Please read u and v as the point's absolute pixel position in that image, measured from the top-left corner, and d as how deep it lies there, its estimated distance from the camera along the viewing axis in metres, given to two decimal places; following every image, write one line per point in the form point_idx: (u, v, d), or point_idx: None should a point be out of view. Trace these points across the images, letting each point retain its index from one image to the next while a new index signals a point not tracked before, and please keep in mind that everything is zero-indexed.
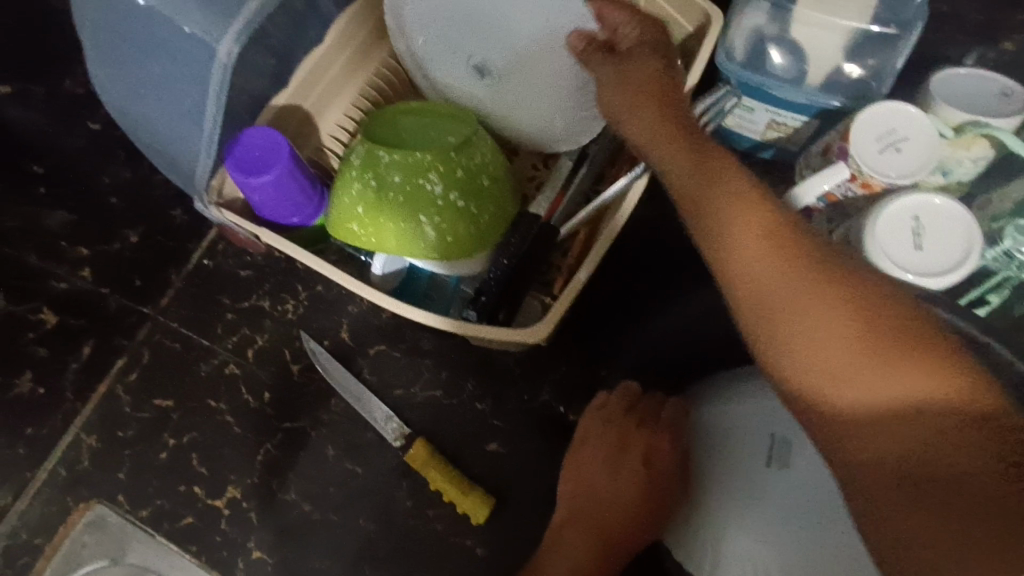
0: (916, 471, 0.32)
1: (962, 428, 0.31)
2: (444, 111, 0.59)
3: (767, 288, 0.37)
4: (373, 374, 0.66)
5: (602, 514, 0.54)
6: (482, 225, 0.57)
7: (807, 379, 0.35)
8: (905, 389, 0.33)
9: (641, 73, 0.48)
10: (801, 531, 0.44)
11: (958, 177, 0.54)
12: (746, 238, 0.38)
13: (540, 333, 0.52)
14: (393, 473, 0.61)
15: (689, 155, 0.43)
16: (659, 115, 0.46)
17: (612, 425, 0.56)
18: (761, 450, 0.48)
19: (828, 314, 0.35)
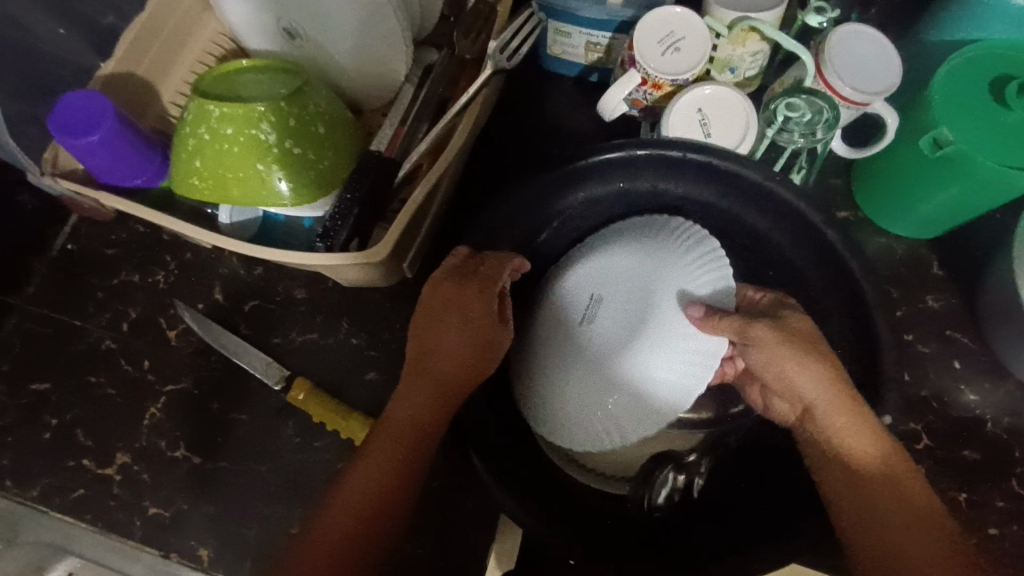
0: (886, 541, 0.43)
1: (920, 493, 0.45)
2: (276, 65, 0.59)
3: (865, 498, 0.45)
4: (249, 328, 0.68)
5: (440, 372, 0.53)
6: (322, 170, 0.58)
7: (884, 559, 0.43)
8: (896, 481, 0.45)
9: (811, 367, 0.47)
10: (611, 369, 0.52)
11: (743, 71, 0.62)
12: (852, 430, 0.46)
13: (380, 251, 0.57)
14: (278, 414, 0.64)
15: (852, 409, 0.46)
16: (843, 411, 0.46)
17: (450, 280, 0.52)
18: (580, 307, 0.55)
19: (902, 478, 0.45)
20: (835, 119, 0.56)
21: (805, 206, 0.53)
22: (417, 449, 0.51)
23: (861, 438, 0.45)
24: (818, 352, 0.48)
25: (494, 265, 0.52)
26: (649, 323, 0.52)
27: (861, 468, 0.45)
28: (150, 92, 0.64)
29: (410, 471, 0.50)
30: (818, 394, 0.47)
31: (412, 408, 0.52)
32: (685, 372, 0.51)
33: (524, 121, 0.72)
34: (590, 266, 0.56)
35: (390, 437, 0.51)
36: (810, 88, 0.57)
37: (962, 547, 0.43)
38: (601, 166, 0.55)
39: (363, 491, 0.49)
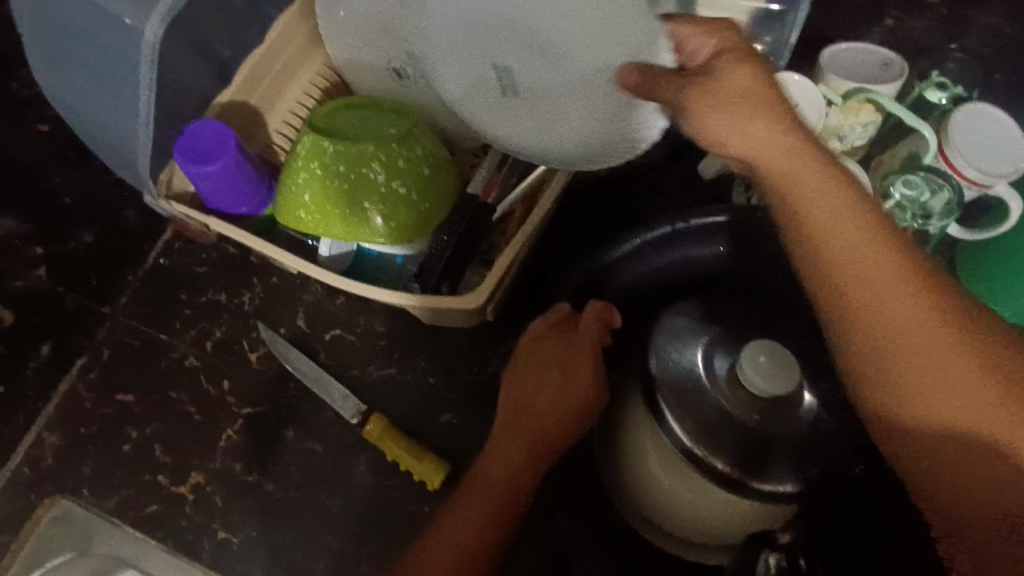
0: (895, 368, 0.41)
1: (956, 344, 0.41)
2: (385, 105, 0.60)
3: (909, 341, 0.41)
4: (329, 357, 0.68)
5: (535, 428, 0.52)
6: (422, 212, 0.59)
7: (942, 433, 0.41)
8: (925, 350, 0.41)
9: (793, 157, 0.43)
10: (542, 72, 0.60)
11: (852, 141, 0.59)
12: (887, 280, 0.41)
13: (479, 298, 0.56)
14: (352, 448, 0.64)
15: (870, 251, 0.42)
16: (874, 260, 0.42)
17: (550, 340, 0.53)
18: (494, 82, 0.61)
19: (927, 323, 0.41)
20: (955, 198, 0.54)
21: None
22: (510, 513, 0.50)
23: (865, 259, 0.42)
24: (842, 217, 0.43)
25: (592, 322, 0.52)
26: (545, 23, 0.58)
27: (867, 307, 0.42)
28: (259, 122, 0.66)
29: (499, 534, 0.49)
30: (840, 224, 0.43)
31: (507, 469, 0.51)
32: (585, 33, 0.57)
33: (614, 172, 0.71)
34: (449, 36, 0.60)
35: (483, 498, 0.50)
36: (931, 165, 0.56)
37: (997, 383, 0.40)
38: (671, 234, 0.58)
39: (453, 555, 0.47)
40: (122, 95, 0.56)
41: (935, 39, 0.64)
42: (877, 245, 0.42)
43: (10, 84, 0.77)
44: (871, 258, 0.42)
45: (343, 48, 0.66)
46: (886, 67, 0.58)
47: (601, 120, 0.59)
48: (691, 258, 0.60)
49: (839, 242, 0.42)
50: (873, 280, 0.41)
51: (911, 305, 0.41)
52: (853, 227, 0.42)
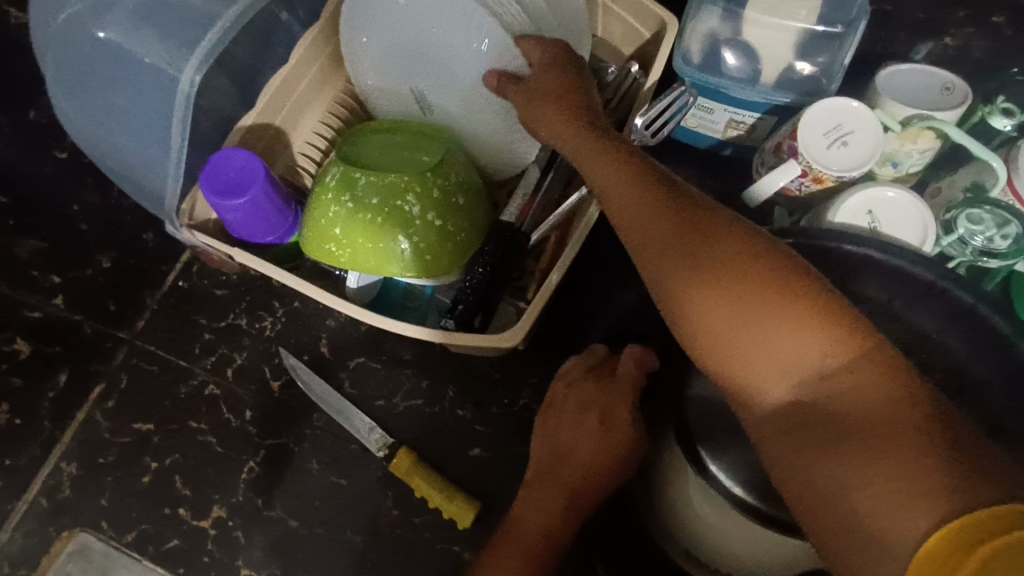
0: (703, 337, 0.40)
1: (740, 288, 0.39)
2: (418, 132, 0.58)
3: (697, 303, 0.40)
4: (353, 386, 0.66)
5: (571, 480, 0.50)
6: (458, 243, 0.56)
7: (755, 388, 0.38)
8: (713, 299, 0.39)
9: (599, 147, 0.48)
10: (449, 91, 0.61)
11: (907, 168, 0.57)
12: (663, 247, 0.42)
13: (516, 335, 0.53)
14: (378, 483, 0.62)
15: (655, 222, 0.43)
16: (657, 227, 0.42)
17: (586, 385, 0.52)
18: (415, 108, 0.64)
19: (706, 276, 0.40)
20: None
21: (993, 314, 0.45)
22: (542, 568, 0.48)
23: (649, 230, 0.43)
24: (630, 192, 0.45)
25: (629, 365, 0.50)
26: (437, 47, 0.59)
27: (665, 287, 0.41)
28: (282, 143, 0.63)
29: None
30: (632, 199, 0.44)
31: (540, 520, 0.49)
32: (467, 55, 0.58)
33: None
34: (367, 68, 0.62)
35: (516, 549, 0.48)
36: (997, 200, 0.52)
37: (800, 319, 0.37)
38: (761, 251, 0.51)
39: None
40: (150, 130, 0.54)
41: (993, 58, 0.62)
42: (647, 211, 0.43)
43: (25, 104, 0.75)
44: (654, 237, 0.42)
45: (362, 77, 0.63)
46: (948, 90, 0.55)
47: (501, 133, 0.63)
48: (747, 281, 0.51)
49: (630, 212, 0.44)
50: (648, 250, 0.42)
51: (692, 256, 0.40)
52: (632, 199, 0.44)
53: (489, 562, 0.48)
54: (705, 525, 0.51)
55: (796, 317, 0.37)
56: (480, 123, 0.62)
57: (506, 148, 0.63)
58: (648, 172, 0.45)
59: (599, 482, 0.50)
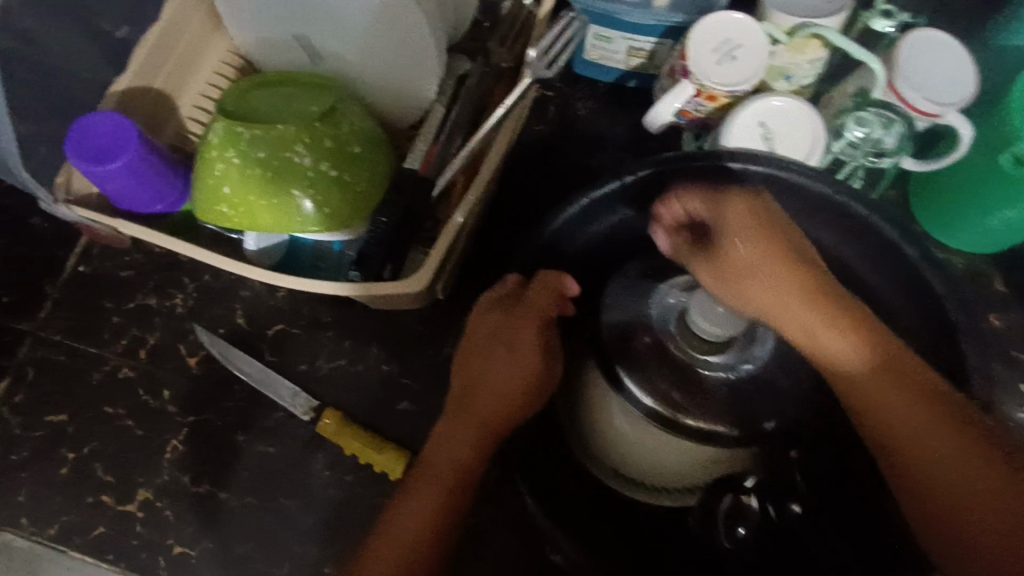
0: (896, 439, 0.41)
1: (876, 361, 0.42)
2: (307, 81, 0.55)
3: (897, 414, 0.41)
4: (274, 354, 0.65)
5: (483, 412, 0.51)
6: (359, 193, 0.54)
7: (939, 496, 0.40)
8: (890, 401, 0.41)
9: (743, 220, 0.45)
10: (330, 25, 0.58)
11: (798, 81, 0.57)
12: (836, 343, 0.43)
13: (420, 281, 0.53)
14: (307, 446, 0.61)
15: (806, 311, 0.43)
16: (823, 322, 0.43)
17: (498, 315, 0.51)
18: (304, 51, 0.60)
19: (894, 392, 0.41)
20: (907, 135, 0.53)
21: (878, 221, 0.50)
22: (462, 491, 0.49)
23: (803, 327, 0.43)
24: (786, 278, 0.44)
25: (540, 293, 0.49)
26: None
27: (846, 385, 0.43)
28: (167, 108, 0.60)
29: (453, 508, 0.48)
30: (783, 283, 0.44)
31: (459, 447, 0.50)
32: None
33: (542, 127, 0.69)
34: (240, 15, 0.59)
35: (436, 477, 0.49)
36: (881, 101, 0.53)
37: (967, 438, 0.40)
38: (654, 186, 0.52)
39: (411, 536, 0.47)
40: None
41: None
42: (806, 305, 0.43)
43: None
44: (799, 328, 0.44)
45: (241, 30, 0.60)
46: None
47: (393, 63, 0.59)
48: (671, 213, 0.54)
49: (777, 288, 0.44)
50: (824, 348, 0.43)
51: (855, 357, 0.42)
52: (789, 278, 0.44)
53: (411, 496, 0.49)
54: (627, 442, 0.52)
55: (957, 428, 0.40)
56: (378, 61, 0.59)
57: (404, 80, 0.60)
58: (808, 258, 0.45)
59: (510, 414, 0.50)
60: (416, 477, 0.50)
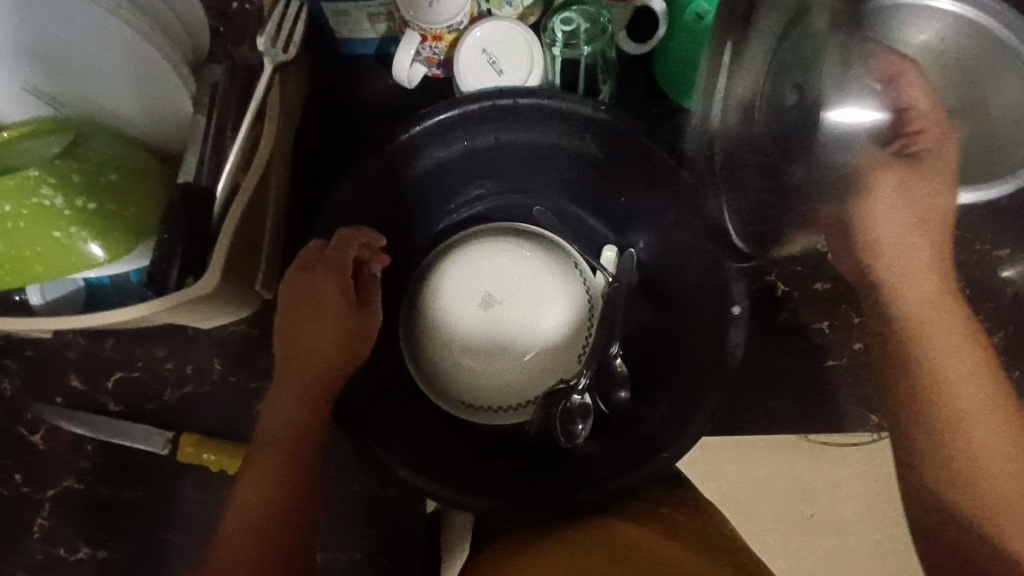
0: (932, 338, 0.54)
1: (967, 338, 0.55)
2: (45, 124, 0.55)
3: (942, 346, 0.54)
4: (119, 403, 0.64)
5: (309, 371, 0.57)
6: (131, 218, 0.55)
7: (938, 428, 0.53)
8: (953, 330, 0.55)
9: (938, 170, 0.55)
10: (59, 59, 0.58)
11: (521, 3, 0.60)
12: (926, 279, 0.56)
13: (210, 282, 0.54)
14: (176, 478, 0.63)
15: (922, 253, 0.57)
16: (935, 248, 0.57)
17: (303, 281, 0.58)
18: (46, 99, 0.59)
19: (943, 321, 0.55)
20: (609, 23, 0.59)
21: (607, 114, 0.55)
22: (305, 441, 0.55)
23: (920, 247, 0.57)
24: (932, 231, 0.57)
25: (344, 246, 0.57)
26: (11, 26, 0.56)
27: (917, 325, 0.56)
28: None
29: (301, 456, 0.55)
30: (920, 246, 0.57)
31: (294, 403, 0.56)
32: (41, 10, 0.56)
33: (322, 114, 0.71)
34: None
35: (279, 436, 0.55)
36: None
37: (999, 380, 0.54)
38: (440, 127, 0.57)
39: (268, 491, 0.53)
40: None
41: None
42: (922, 254, 0.57)
43: None
44: (922, 261, 0.57)
45: None
46: None
47: (134, 69, 0.59)
48: (480, 149, 0.61)
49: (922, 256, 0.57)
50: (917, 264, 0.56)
51: (946, 301, 0.56)
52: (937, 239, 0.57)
53: (255, 471, 0.54)
54: (475, 374, 0.59)
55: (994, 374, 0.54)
56: (120, 75, 0.59)
57: (152, 84, 0.60)
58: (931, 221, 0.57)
59: (335, 366, 0.58)
60: (262, 440, 0.56)
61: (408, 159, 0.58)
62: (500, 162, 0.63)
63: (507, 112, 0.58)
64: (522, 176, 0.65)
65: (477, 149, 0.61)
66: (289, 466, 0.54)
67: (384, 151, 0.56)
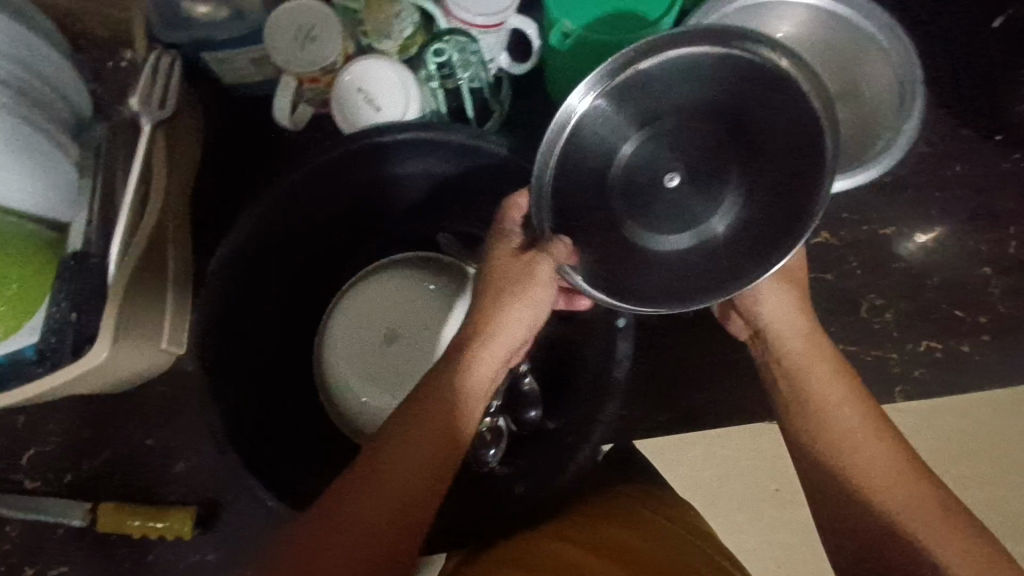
0: (806, 395, 0.53)
1: (842, 404, 0.52)
2: None
3: (820, 401, 0.52)
4: (34, 479, 0.63)
5: (428, 432, 0.44)
6: (13, 295, 0.55)
7: (849, 489, 0.49)
8: (823, 390, 0.53)
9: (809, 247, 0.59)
10: None
11: (399, 36, 0.60)
12: (800, 342, 0.55)
13: (102, 346, 0.53)
14: (98, 549, 0.62)
15: (801, 303, 0.57)
16: (794, 304, 0.56)
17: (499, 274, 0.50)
18: None
19: (818, 378, 0.53)
20: (477, 50, 0.60)
21: (483, 144, 0.56)
22: (418, 501, 0.43)
23: (781, 309, 0.56)
24: (803, 302, 0.57)
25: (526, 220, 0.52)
26: None
27: (798, 393, 0.53)
28: None
29: (397, 521, 0.42)
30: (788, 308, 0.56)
31: (452, 381, 0.47)
32: None
33: (218, 161, 0.70)
34: None
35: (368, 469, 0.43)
36: (446, 28, 0.59)
37: (912, 467, 0.48)
38: (323, 172, 0.57)
39: (346, 541, 0.40)
40: None
41: None
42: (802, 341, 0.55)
43: None
44: (781, 319, 0.56)
45: None
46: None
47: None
48: (370, 185, 0.61)
49: (789, 315, 0.56)
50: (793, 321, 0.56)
51: (818, 364, 0.54)
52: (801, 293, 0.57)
53: (324, 563, 0.39)
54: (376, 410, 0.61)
55: (905, 458, 0.48)
56: None
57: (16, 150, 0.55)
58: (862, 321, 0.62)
59: (457, 429, 0.45)
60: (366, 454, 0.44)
61: (293, 205, 0.58)
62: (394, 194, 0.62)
63: (390, 150, 0.57)
64: (421, 207, 0.65)
65: (368, 187, 0.61)
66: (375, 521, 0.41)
67: (269, 202, 0.55)
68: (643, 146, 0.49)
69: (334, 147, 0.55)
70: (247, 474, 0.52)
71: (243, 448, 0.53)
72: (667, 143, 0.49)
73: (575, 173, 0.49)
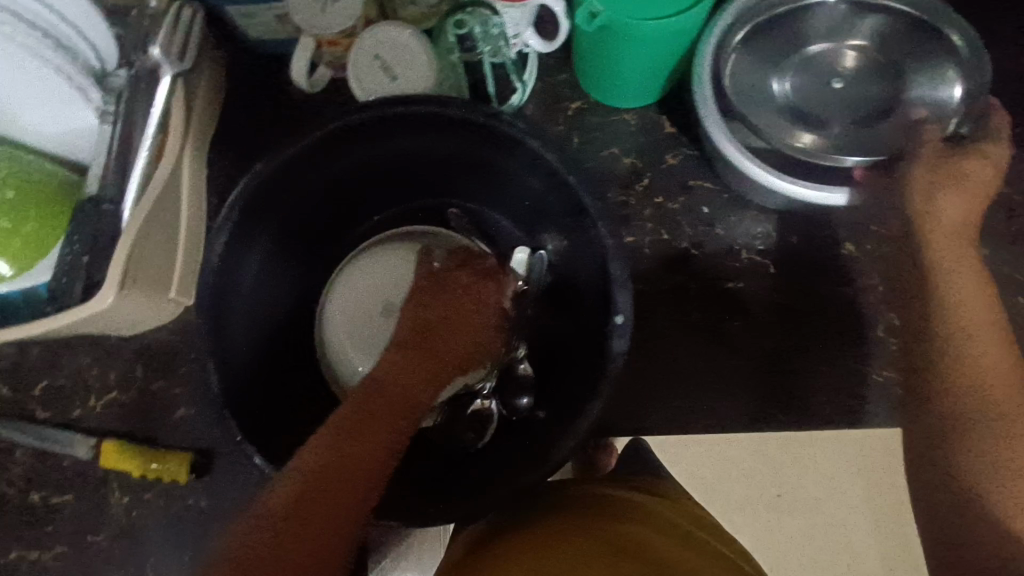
0: (957, 313, 0.51)
1: (993, 329, 0.50)
2: None
3: (974, 322, 0.50)
4: (45, 408, 0.66)
5: (380, 418, 0.48)
6: (28, 233, 0.57)
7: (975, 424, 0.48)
8: (974, 305, 0.51)
9: (979, 175, 0.54)
10: None
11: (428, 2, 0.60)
12: (955, 254, 0.53)
13: (106, 295, 0.54)
14: (101, 482, 0.65)
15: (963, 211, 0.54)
16: (960, 213, 0.54)
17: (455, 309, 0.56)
18: None
19: (971, 295, 0.51)
20: (498, 25, 0.60)
21: (494, 122, 0.53)
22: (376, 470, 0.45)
23: (952, 211, 0.54)
24: (967, 210, 0.54)
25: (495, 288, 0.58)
26: None
27: (955, 317, 0.51)
28: None
29: (370, 465, 0.45)
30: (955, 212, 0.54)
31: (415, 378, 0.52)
32: None
33: (239, 115, 0.70)
34: None
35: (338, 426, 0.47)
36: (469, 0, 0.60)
37: None
38: (333, 139, 0.55)
39: (307, 518, 0.42)
40: None
41: None
42: (954, 250, 0.53)
43: None
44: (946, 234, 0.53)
45: None
46: None
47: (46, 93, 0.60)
48: (380, 154, 0.60)
49: (948, 215, 0.54)
50: (950, 232, 0.53)
51: (966, 284, 0.52)
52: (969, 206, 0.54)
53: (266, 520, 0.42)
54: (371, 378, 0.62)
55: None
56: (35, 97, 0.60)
57: (64, 109, 0.61)
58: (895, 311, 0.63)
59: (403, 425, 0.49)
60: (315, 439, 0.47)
61: (301, 171, 0.57)
62: (403, 164, 0.62)
63: (400, 120, 0.55)
64: (434, 177, 0.64)
65: (376, 157, 0.60)
66: (351, 462, 0.44)
67: (274, 164, 0.54)
68: (807, 81, 0.62)
69: (345, 114, 0.54)
70: (239, 428, 0.53)
71: (238, 403, 0.54)
72: (825, 74, 0.62)
73: (753, 66, 0.62)
